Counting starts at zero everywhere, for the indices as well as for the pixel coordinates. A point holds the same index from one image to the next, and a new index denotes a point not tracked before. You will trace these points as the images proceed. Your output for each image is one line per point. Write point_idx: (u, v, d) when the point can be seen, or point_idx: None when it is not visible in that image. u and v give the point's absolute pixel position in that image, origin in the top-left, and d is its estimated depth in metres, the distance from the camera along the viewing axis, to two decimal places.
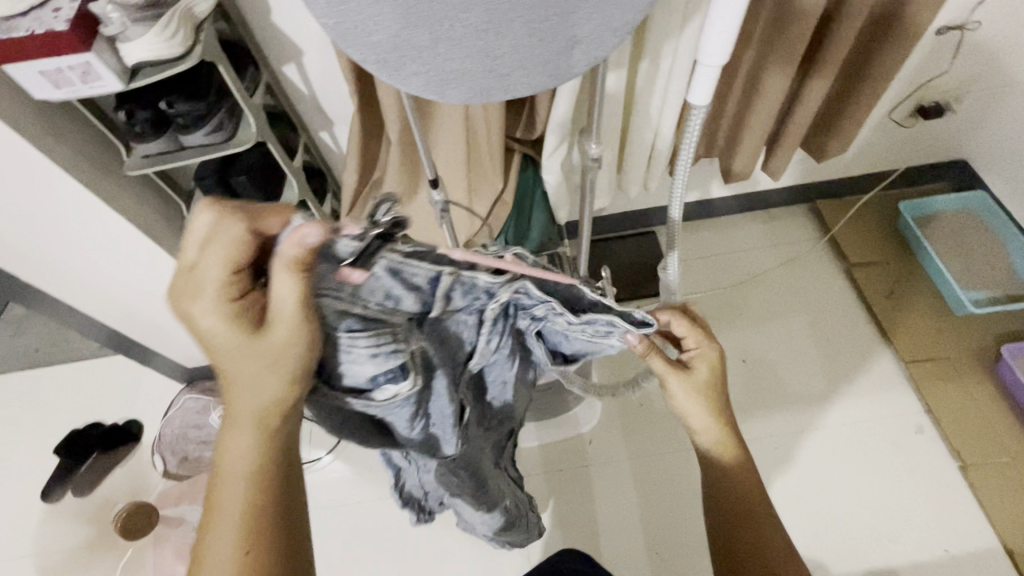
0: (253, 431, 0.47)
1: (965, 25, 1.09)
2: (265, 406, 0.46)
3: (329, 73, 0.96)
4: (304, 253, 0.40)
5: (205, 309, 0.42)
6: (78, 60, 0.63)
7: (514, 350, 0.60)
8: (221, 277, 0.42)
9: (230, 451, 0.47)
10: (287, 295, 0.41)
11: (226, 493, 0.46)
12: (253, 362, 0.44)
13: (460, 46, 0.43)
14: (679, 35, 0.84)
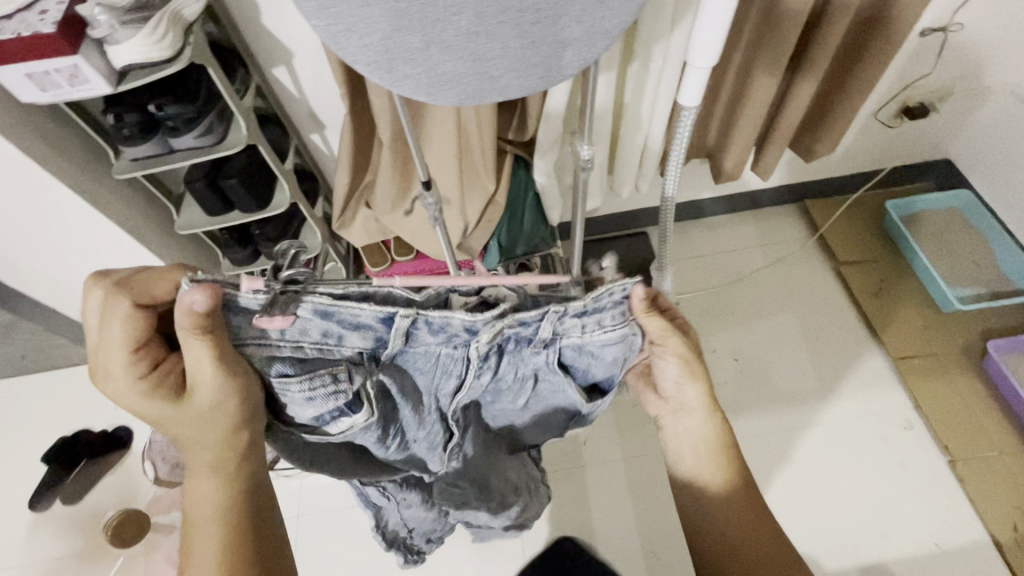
0: (211, 477, 0.49)
1: (948, 27, 1.11)
2: (215, 454, 0.49)
3: (319, 75, 0.95)
4: (200, 317, 0.42)
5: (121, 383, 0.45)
6: (65, 63, 0.62)
7: (521, 383, 0.56)
8: (129, 348, 0.45)
9: (197, 499, 0.49)
10: (201, 356, 0.43)
11: (199, 539, 0.48)
12: (188, 416, 0.47)
13: (452, 48, 0.43)
14: (669, 38, 0.85)
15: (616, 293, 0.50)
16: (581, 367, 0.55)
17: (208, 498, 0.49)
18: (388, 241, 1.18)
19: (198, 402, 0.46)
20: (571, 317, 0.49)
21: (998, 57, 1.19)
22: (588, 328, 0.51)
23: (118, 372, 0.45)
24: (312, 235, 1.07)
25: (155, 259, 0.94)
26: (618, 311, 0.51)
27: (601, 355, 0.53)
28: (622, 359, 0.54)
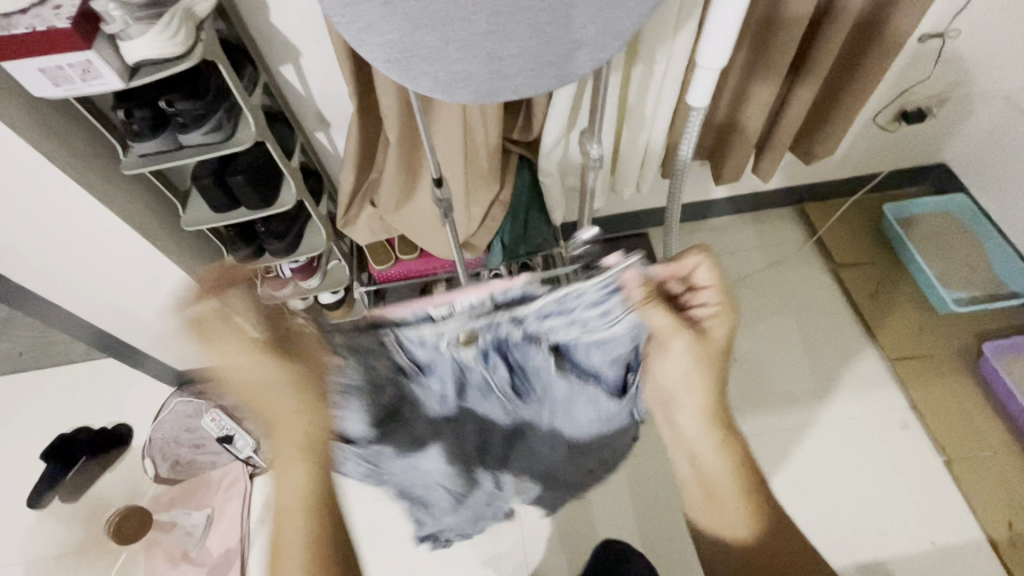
0: (295, 468, 0.58)
1: (946, 33, 1.13)
2: (291, 458, 0.57)
3: (326, 74, 0.96)
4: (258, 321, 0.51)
5: (230, 365, 0.52)
6: (78, 58, 0.63)
7: (548, 398, 0.62)
8: (233, 337, 0.51)
9: (287, 486, 0.58)
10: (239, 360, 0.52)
11: (287, 533, 0.58)
12: (281, 407, 0.55)
13: (469, 47, 0.44)
14: (673, 41, 0.87)
15: (589, 289, 0.51)
16: (586, 361, 0.58)
17: (296, 487, 0.58)
18: (392, 240, 1.18)
19: (290, 394, 0.54)
20: (530, 314, 0.52)
21: (994, 63, 1.22)
22: (555, 321, 0.53)
23: (230, 354, 0.52)
24: (315, 234, 1.07)
25: (160, 255, 0.94)
26: (595, 295, 0.51)
27: (591, 345, 0.56)
28: (613, 346, 0.57)
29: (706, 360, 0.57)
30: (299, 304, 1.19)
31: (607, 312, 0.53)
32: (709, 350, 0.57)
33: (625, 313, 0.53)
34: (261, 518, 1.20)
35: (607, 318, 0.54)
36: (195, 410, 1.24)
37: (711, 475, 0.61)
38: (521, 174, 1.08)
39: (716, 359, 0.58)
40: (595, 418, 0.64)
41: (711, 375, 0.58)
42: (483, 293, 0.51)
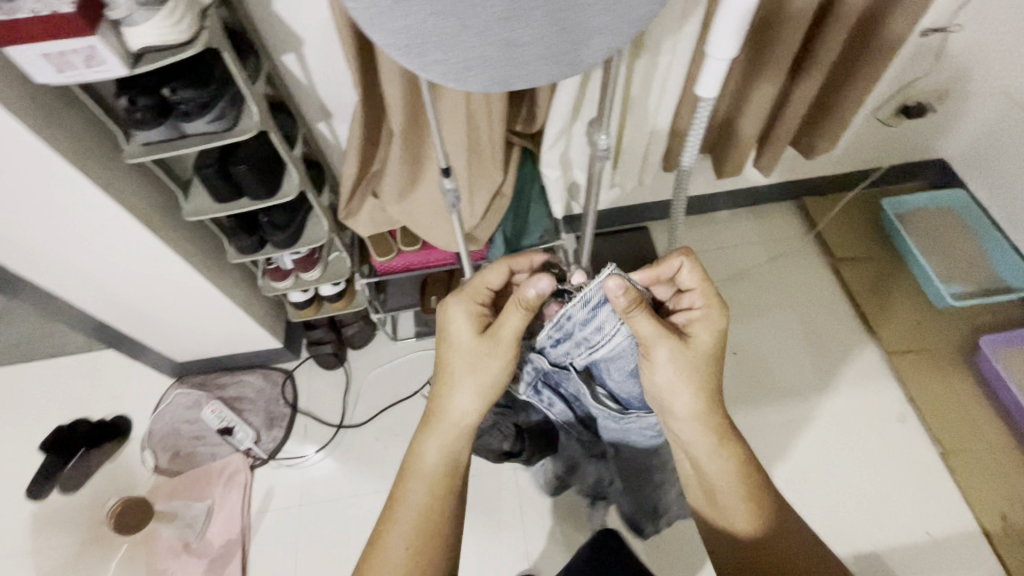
0: (437, 436, 0.68)
1: (948, 28, 1.13)
2: (456, 419, 0.68)
3: (329, 63, 0.95)
4: (535, 299, 0.64)
5: (457, 318, 0.70)
6: (83, 44, 0.62)
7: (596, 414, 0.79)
8: (473, 305, 0.70)
9: (426, 451, 0.67)
10: (461, 323, 0.70)
11: (413, 488, 0.66)
12: (466, 370, 0.68)
13: (483, 33, 0.44)
14: (679, 32, 0.86)
15: (575, 312, 0.66)
16: (610, 378, 0.74)
17: (433, 455, 0.67)
18: (393, 231, 1.18)
19: (479, 368, 0.68)
20: (547, 344, 0.72)
21: (994, 58, 1.22)
22: (567, 345, 0.71)
23: (462, 314, 0.70)
24: (317, 225, 1.06)
25: (161, 245, 0.94)
26: (589, 309, 0.66)
27: (603, 364, 0.72)
28: (620, 357, 0.71)
29: (698, 365, 0.66)
30: (299, 295, 1.19)
31: (600, 331, 0.68)
32: (697, 355, 0.66)
33: (615, 326, 0.67)
34: (263, 509, 1.20)
35: (603, 333, 0.68)
36: (193, 402, 1.31)
37: (711, 477, 0.67)
38: (524, 166, 1.08)
39: (703, 364, 0.66)
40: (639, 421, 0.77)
41: (704, 380, 0.66)
42: None
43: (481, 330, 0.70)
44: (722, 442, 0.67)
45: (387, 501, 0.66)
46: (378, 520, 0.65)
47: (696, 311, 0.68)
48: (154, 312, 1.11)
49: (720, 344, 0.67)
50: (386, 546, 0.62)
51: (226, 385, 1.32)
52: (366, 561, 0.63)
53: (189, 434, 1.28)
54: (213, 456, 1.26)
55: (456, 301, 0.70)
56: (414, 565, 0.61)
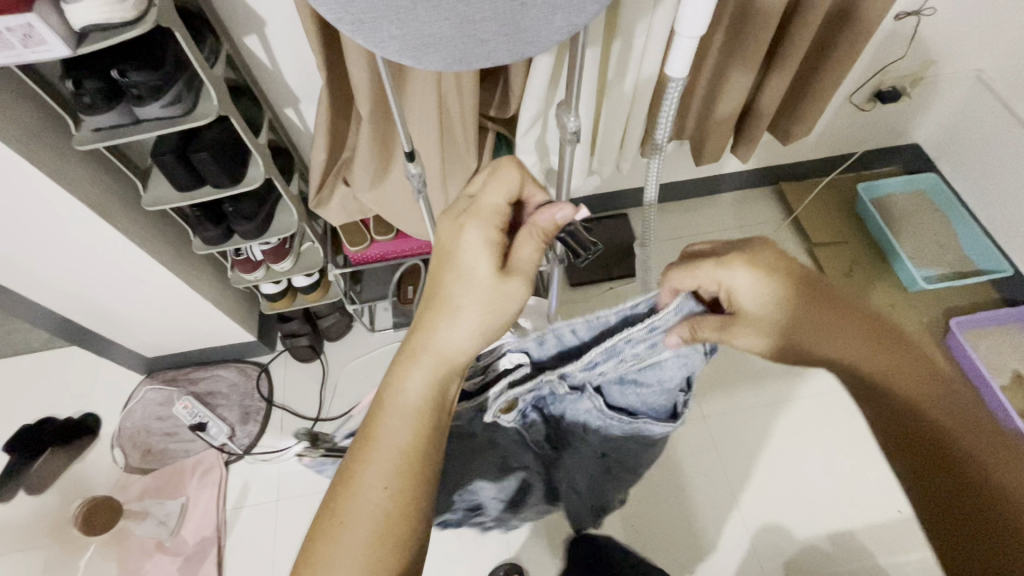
0: (424, 366, 0.54)
1: (921, 11, 1.13)
2: (450, 351, 0.55)
3: (294, 46, 0.92)
4: (552, 223, 0.56)
5: (470, 242, 0.56)
6: (18, 21, 0.58)
7: (596, 426, 0.69)
8: (492, 228, 0.56)
9: (410, 383, 0.54)
10: (474, 238, 0.56)
11: (388, 427, 0.53)
12: (470, 297, 0.55)
13: (438, 8, 0.41)
14: (653, 14, 0.85)
15: (635, 336, 0.58)
16: (622, 393, 0.66)
17: (416, 388, 0.54)
18: (367, 220, 1.15)
19: (488, 298, 0.55)
20: (576, 367, 0.59)
21: (965, 43, 1.23)
22: (604, 365, 0.60)
23: (474, 233, 0.56)
24: (287, 214, 1.03)
25: (123, 238, 0.90)
26: (649, 333, 0.58)
27: (634, 376, 0.64)
28: (657, 368, 0.64)
29: (769, 327, 0.61)
30: (271, 286, 1.15)
31: (654, 347, 0.61)
32: (770, 328, 0.62)
33: (666, 348, 0.61)
34: (239, 505, 1.18)
35: (654, 351, 0.61)
36: (165, 398, 1.28)
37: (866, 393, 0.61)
38: (499, 152, 1.06)
39: (776, 317, 0.61)
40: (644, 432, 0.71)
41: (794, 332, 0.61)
42: (521, 357, 0.60)
43: (499, 259, 0.56)
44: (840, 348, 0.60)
45: (358, 438, 0.54)
46: (347, 455, 0.53)
47: (720, 289, 0.62)
48: (119, 307, 1.07)
49: (776, 300, 0.60)
50: (358, 488, 0.51)
51: (198, 379, 1.29)
52: (334, 508, 0.51)
53: (160, 431, 1.25)
54: (186, 453, 1.23)
55: (469, 221, 0.57)
56: (388, 511, 0.51)
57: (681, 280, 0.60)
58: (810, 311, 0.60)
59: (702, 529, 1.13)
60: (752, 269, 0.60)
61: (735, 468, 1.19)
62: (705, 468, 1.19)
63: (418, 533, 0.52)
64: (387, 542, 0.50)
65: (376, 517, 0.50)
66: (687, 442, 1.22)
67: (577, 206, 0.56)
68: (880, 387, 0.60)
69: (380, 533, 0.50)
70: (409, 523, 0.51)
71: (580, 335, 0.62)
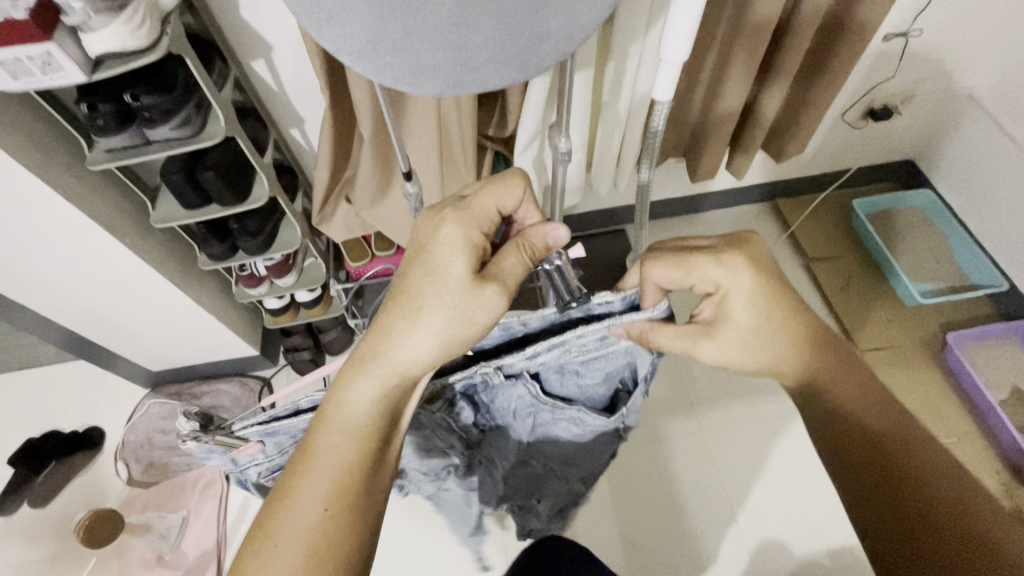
0: (374, 379, 0.54)
1: (908, 33, 1.16)
2: (402, 365, 0.55)
3: (299, 70, 0.96)
4: (544, 244, 0.60)
5: (450, 237, 0.57)
6: (38, 50, 0.62)
7: (529, 411, 0.67)
8: (475, 230, 0.58)
9: (353, 401, 0.54)
10: (453, 233, 0.57)
11: (327, 445, 0.54)
12: (441, 297, 0.55)
13: (432, 39, 0.44)
14: (644, 38, 0.88)
15: (588, 336, 0.57)
16: (560, 381, 0.65)
17: (362, 403, 0.54)
18: (368, 236, 1.18)
19: (458, 305, 0.55)
20: (515, 355, 0.58)
21: (954, 63, 1.26)
22: (545, 353, 0.58)
23: (456, 233, 0.57)
24: (290, 231, 1.06)
25: (132, 254, 0.93)
26: (598, 335, 0.57)
27: (577, 367, 0.63)
28: (597, 360, 0.62)
29: (746, 340, 0.62)
30: (275, 302, 1.18)
31: (603, 340, 0.59)
32: (744, 334, 0.62)
33: (616, 341, 0.60)
34: (239, 519, 1.19)
35: (604, 344, 0.60)
36: (169, 412, 1.29)
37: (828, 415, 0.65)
38: (497, 170, 1.08)
39: (755, 332, 0.62)
40: (577, 420, 0.69)
41: (771, 343, 0.63)
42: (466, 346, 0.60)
43: (475, 263, 0.57)
44: (800, 355, 0.64)
45: (297, 454, 0.54)
46: (285, 471, 0.54)
47: (716, 290, 0.62)
48: (127, 321, 1.09)
49: (764, 313, 0.61)
50: (295, 507, 0.52)
51: (202, 394, 1.31)
52: (268, 528, 0.52)
53: (163, 444, 1.26)
54: (189, 466, 1.25)
55: (454, 217, 0.58)
56: (325, 532, 0.52)
57: (663, 274, 0.59)
58: (788, 320, 0.62)
59: (700, 545, 1.13)
60: (752, 274, 0.61)
61: (733, 484, 1.19)
62: (702, 483, 1.19)
63: (357, 552, 0.53)
64: (318, 565, 0.51)
65: (312, 536, 0.52)
66: (684, 454, 1.22)
67: (571, 233, 0.60)
68: (828, 397, 0.64)
69: (315, 553, 0.51)
70: (346, 542, 0.53)
71: (529, 327, 0.61)
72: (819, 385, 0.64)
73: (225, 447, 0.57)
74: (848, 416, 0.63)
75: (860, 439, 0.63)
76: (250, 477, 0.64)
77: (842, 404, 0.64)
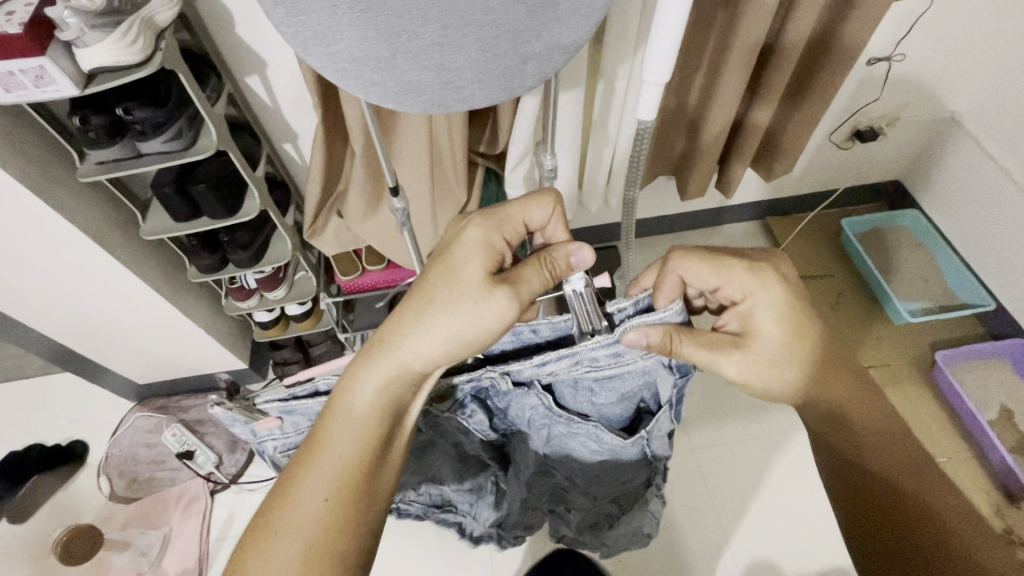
0: (378, 371, 0.55)
1: (891, 58, 1.19)
2: (408, 360, 0.55)
3: (293, 86, 0.97)
4: (566, 263, 0.59)
5: (471, 238, 0.58)
6: (31, 64, 0.63)
7: (544, 422, 0.68)
8: (497, 235, 0.59)
9: (357, 394, 0.54)
10: (473, 236, 0.58)
11: (331, 437, 0.54)
12: (453, 296, 0.55)
13: (418, 58, 0.45)
14: (633, 59, 0.90)
15: (599, 354, 0.57)
16: (574, 396, 0.66)
17: (365, 396, 0.54)
18: (359, 250, 1.19)
19: (468, 304, 0.55)
20: (524, 365, 0.58)
21: (937, 87, 1.29)
22: (555, 364, 0.58)
23: (477, 236, 0.58)
24: (281, 244, 1.06)
25: (120, 266, 0.93)
26: (609, 352, 0.57)
27: (591, 384, 0.63)
28: (613, 379, 0.62)
29: (776, 357, 0.61)
30: (265, 315, 1.17)
31: (617, 357, 0.58)
32: (772, 353, 0.61)
33: (634, 356, 0.59)
34: (223, 535, 1.17)
35: (618, 362, 0.59)
36: (155, 426, 1.26)
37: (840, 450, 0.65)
38: (489, 186, 1.09)
39: (785, 348, 0.60)
40: (594, 439, 0.69)
41: (797, 360, 0.61)
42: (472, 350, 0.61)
43: (492, 267, 0.57)
44: (820, 381, 0.62)
45: (303, 444, 0.55)
46: (292, 461, 0.55)
47: (743, 300, 0.61)
48: (114, 333, 1.09)
49: (793, 332, 0.60)
50: (297, 497, 0.53)
51: (189, 408, 1.28)
52: (270, 516, 0.53)
53: (148, 459, 1.24)
54: (172, 482, 1.23)
55: (478, 221, 0.59)
56: (325, 522, 0.53)
57: (693, 268, 0.61)
58: (813, 344, 0.61)
59: (690, 564, 1.12)
60: (782, 291, 0.61)
61: (724, 503, 1.18)
62: (693, 502, 1.18)
63: (356, 547, 0.54)
64: (315, 556, 0.52)
65: (312, 526, 0.52)
66: (675, 472, 1.22)
67: (595, 256, 0.57)
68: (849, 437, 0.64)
69: (315, 544, 0.52)
70: (345, 534, 0.53)
71: (541, 337, 0.61)
72: (843, 418, 0.63)
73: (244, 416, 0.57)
74: (859, 456, 0.64)
75: (868, 481, 0.64)
76: (268, 452, 0.64)
77: (857, 442, 0.64)
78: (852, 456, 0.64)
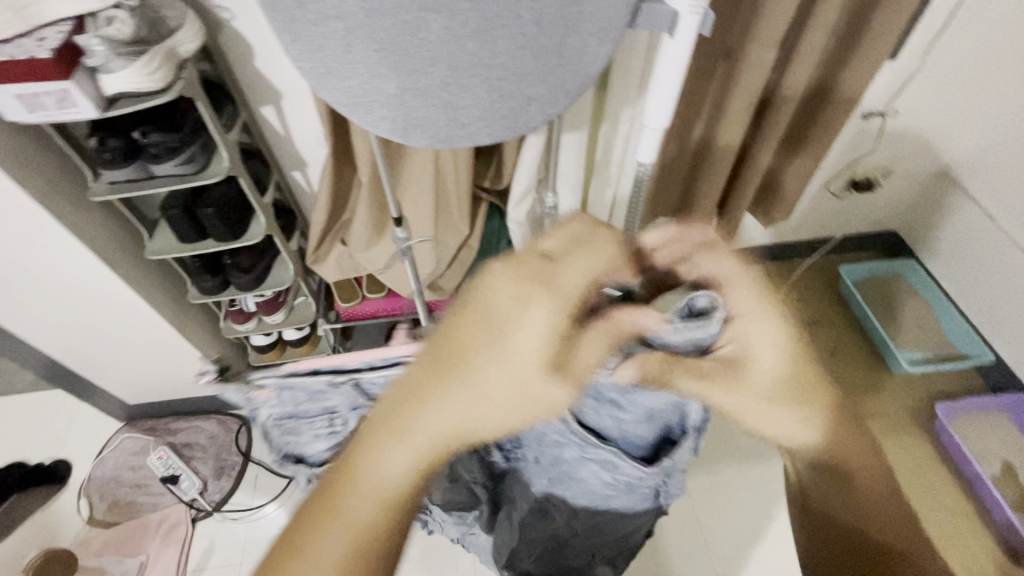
0: (407, 462, 0.38)
1: (885, 112, 1.24)
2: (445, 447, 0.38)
3: (306, 116, 1.00)
4: (634, 326, 0.42)
5: (532, 318, 0.36)
6: (56, 87, 0.65)
7: (558, 443, 0.66)
8: (565, 315, 0.37)
9: (371, 489, 0.39)
10: (534, 318, 0.36)
11: (324, 547, 0.38)
12: (511, 386, 0.37)
13: (425, 96, 0.47)
14: (635, 103, 0.94)
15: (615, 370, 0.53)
16: (596, 411, 0.65)
17: (385, 489, 0.39)
18: (360, 278, 1.20)
19: (533, 400, 0.37)
20: None
21: (929, 142, 1.33)
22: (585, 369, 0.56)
23: (538, 309, 0.36)
24: (282, 269, 1.07)
25: (121, 283, 0.93)
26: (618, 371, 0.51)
27: (617, 397, 0.63)
28: (644, 394, 0.61)
29: (776, 396, 0.47)
30: (261, 338, 1.17)
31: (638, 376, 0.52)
32: (792, 394, 0.48)
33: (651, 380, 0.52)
34: (200, 567, 1.13)
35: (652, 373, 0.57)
36: (141, 448, 1.25)
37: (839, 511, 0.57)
38: (492, 221, 1.11)
39: (787, 385, 0.47)
40: (610, 465, 0.66)
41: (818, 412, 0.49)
42: None
43: (560, 353, 0.37)
44: (837, 438, 0.51)
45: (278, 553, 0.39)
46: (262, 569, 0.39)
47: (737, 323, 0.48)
48: (109, 350, 1.08)
49: (800, 371, 0.47)
50: None
51: (178, 430, 1.27)
52: None
53: (131, 482, 1.22)
54: (154, 507, 1.19)
55: (537, 287, 0.37)
56: None
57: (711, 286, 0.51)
58: (824, 396, 0.49)
59: None
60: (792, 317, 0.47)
61: (721, 554, 1.14)
62: (689, 552, 1.15)
63: None
64: None
65: None
66: (670, 520, 1.18)
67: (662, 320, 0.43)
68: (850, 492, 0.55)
69: None
70: None
71: None
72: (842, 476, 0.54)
73: (245, 386, 0.62)
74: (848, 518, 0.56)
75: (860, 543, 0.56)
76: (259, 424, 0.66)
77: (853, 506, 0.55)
78: (842, 518, 0.57)
